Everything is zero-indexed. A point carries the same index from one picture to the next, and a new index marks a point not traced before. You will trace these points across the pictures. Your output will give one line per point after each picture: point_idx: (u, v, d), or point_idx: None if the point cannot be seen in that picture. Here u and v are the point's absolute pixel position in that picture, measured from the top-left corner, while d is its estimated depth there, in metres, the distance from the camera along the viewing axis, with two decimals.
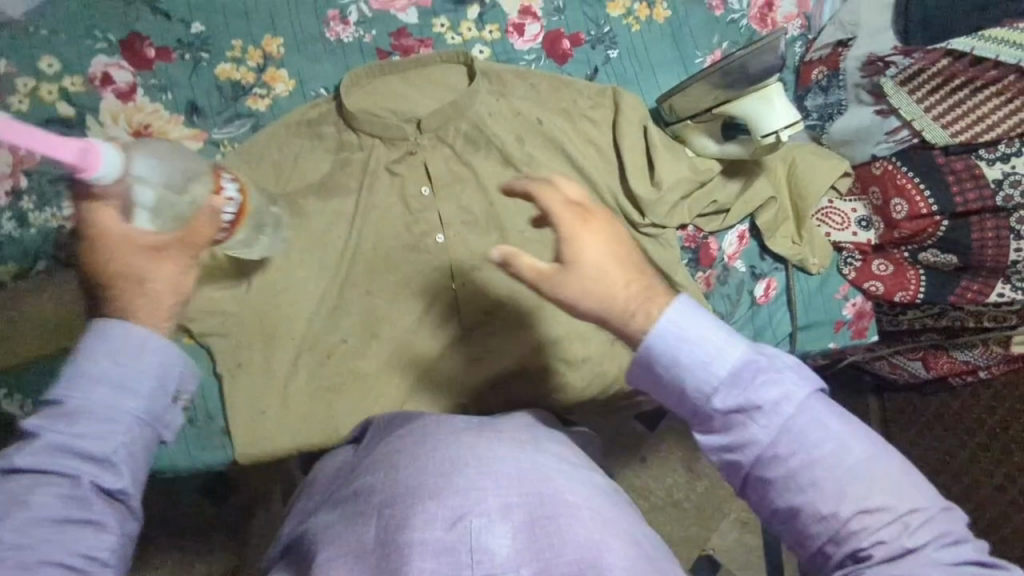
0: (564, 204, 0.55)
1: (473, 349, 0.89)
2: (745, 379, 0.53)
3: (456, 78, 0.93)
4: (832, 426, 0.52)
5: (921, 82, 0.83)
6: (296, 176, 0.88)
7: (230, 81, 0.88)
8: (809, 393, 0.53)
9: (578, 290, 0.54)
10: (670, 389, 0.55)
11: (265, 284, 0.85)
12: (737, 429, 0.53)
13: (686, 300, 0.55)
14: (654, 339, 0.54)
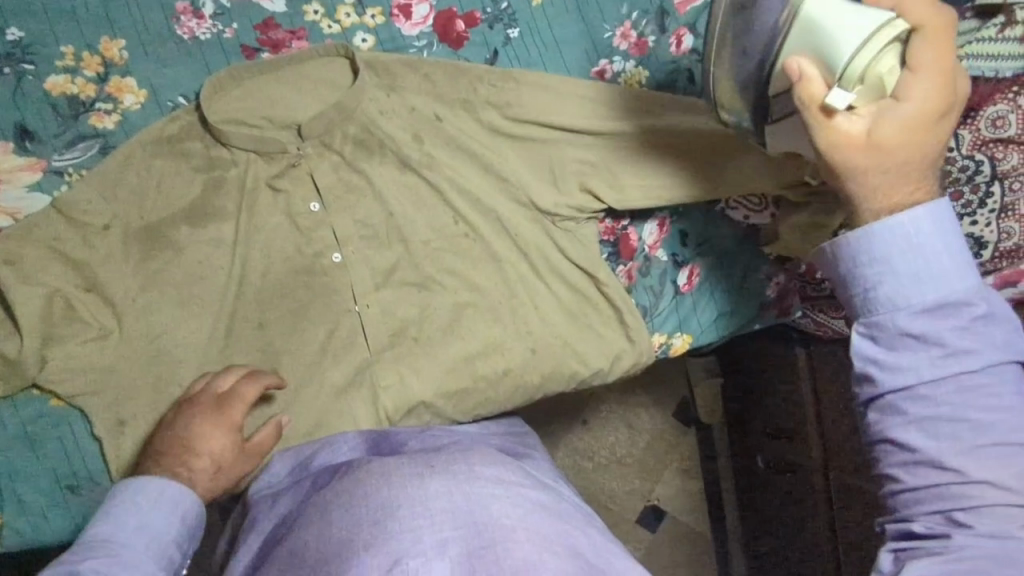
0: (939, 72, 0.53)
1: (385, 374, 0.83)
2: (932, 312, 0.52)
3: (339, 73, 0.82)
4: (1002, 392, 0.51)
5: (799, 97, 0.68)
6: (163, 201, 0.77)
7: (66, 97, 0.75)
8: (995, 350, 0.51)
9: (858, 154, 0.54)
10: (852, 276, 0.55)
11: (139, 330, 0.76)
12: (901, 353, 0.52)
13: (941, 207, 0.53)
14: (885, 229, 0.53)
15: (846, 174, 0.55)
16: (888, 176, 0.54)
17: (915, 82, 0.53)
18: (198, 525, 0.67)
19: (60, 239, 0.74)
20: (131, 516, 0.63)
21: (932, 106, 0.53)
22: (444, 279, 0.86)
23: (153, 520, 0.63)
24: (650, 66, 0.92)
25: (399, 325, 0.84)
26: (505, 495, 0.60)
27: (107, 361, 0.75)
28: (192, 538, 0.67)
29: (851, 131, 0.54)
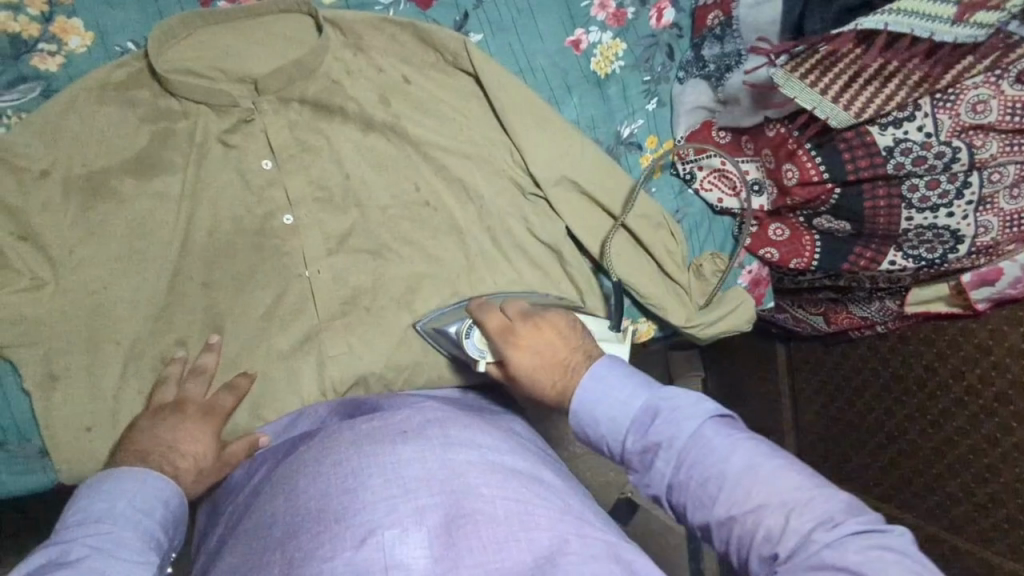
0: (500, 326, 0.73)
1: (334, 343, 0.80)
2: (641, 431, 0.60)
3: (300, 29, 0.79)
4: (725, 455, 0.55)
5: (809, 65, 0.70)
6: (106, 150, 0.74)
7: (7, 35, 0.72)
8: (691, 427, 0.58)
9: (529, 361, 0.69)
10: (608, 423, 0.62)
11: (74, 283, 0.73)
12: (648, 468, 0.59)
13: (607, 362, 0.65)
14: (586, 394, 0.63)
15: (531, 349, 0.70)
16: (535, 355, 0.69)
17: (492, 323, 0.73)
18: (181, 514, 0.63)
19: None
20: (114, 497, 0.58)
21: (508, 345, 0.71)
22: (401, 247, 0.82)
23: (137, 499, 0.59)
24: (628, 38, 0.89)
25: (351, 293, 0.81)
26: (481, 459, 0.59)
27: (40, 314, 0.72)
28: (176, 530, 0.62)
29: (501, 332, 0.72)
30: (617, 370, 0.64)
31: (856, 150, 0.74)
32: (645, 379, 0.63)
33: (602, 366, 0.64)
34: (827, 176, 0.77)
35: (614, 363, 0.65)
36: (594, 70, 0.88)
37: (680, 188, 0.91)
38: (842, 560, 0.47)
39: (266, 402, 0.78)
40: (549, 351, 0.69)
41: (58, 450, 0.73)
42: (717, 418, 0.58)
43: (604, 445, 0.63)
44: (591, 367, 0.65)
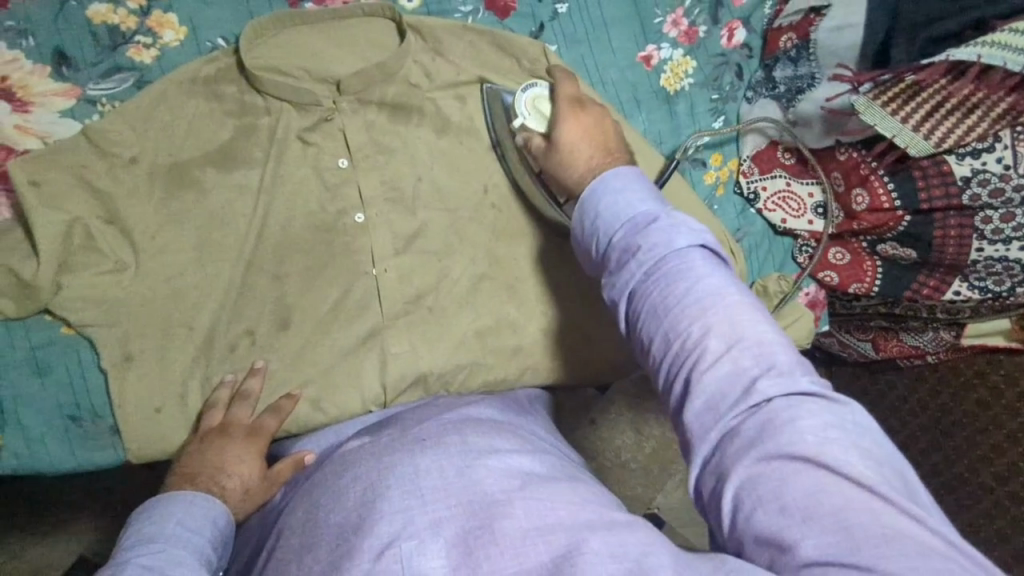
0: (569, 95, 0.76)
1: (396, 341, 0.81)
2: (632, 231, 0.59)
3: (382, 33, 0.81)
4: (704, 287, 0.54)
5: (894, 92, 0.69)
6: (191, 141, 0.76)
7: (107, 27, 0.75)
8: (682, 251, 0.56)
9: (575, 130, 0.72)
10: (608, 216, 0.62)
11: (154, 268, 0.75)
12: (622, 269, 0.59)
13: (625, 173, 0.64)
14: (597, 185, 0.63)
15: (578, 129, 0.72)
16: (582, 136, 0.72)
17: (565, 90, 0.76)
18: (231, 530, 0.68)
19: (87, 168, 0.73)
20: (163, 520, 0.63)
21: (569, 110, 0.74)
22: (466, 249, 0.84)
23: (190, 517, 0.64)
24: (698, 55, 0.90)
25: (415, 293, 0.82)
26: (501, 466, 0.58)
27: (119, 296, 0.74)
28: (223, 548, 0.65)
29: (567, 102, 0.75)
30: (634, 179, 0.63)
31: (931, 179, 0.74)
32: (650, 191, 0.62)
33: (627, 173, 0.64)
34: (898, 203, 0.77)
35: (636, 175, 0.64)
36: (664, 86, 0.89)
37: (742, 207, 0.92)
38: (798, 440, 0.47)
39: (326, 395, 0.79)
40: (597, 132, 0.72)
41: (129, 429, 0.75)
42: (707, 251, 0.57)
43: (593, 238, 0.63)
44: (615, 172, 0.64)
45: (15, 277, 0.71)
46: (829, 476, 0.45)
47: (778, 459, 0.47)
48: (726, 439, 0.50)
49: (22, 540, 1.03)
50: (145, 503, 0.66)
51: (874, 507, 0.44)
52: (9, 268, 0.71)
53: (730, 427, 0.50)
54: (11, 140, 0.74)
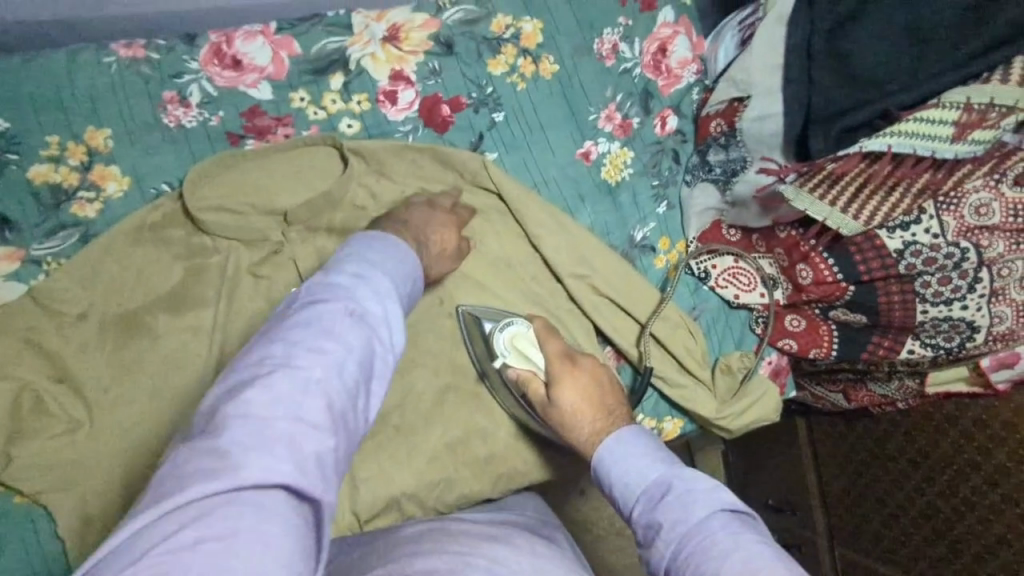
0: (558, 354, 0.77)
1: (364, 465, 0.80)
2: (651, 504, 0.59)
3: (326, 161, 0.82)
4: (733, 554, 0.52)
5: (817, 179, 0.74)
6: (142, 290, 0.76)
7: (48, 186, 0.75)
8: (700, 516, 0.55)
9: (572, 394, 0.72)
10: (621, 488, 0.62)
11: (110, 424, 0.73)
12: (652, 547, 0.58)
13: (632, 434, 0.65)
14: (605, 456, 0.64)
15: (573, 397, 0.72)
16: (581, 400, 0.72)
17: (551, 347, 0.78)
18: (417, 273, 0.68)
19: (36, 331, 0.73)
20: (381, 254, 0.64)
21: (563, 370, 0.75)
22: (428, 361, 0.84)
23: (393, 273, 0.63)
24: (635, 146, 0.94)
25: (380, 412, 0.82)
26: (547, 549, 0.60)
27: (74, 457, 0.72)
28: (410, 286, 0.66)
29: (558, 359, 0.76)
30: (647, 441, 0.64)
31: (867, 252, 0.77)
32: (667, 453, 0.63)
33: (629, 435, 0.64)
34: (840, 275, 0.79)
35: (636, 436, 0.64)
36: (605, 178, 0.92)
37: (695, 286, 0.93)
38: None
39: None
40: (593, 394, 0.72)
41: None
42: (732, 514, 0.56)
43: (619, 509, 0.63)
44: (616, 437, 0.65)
45: None
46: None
47: None
48: None
49: None
50: (347, 243, 0.65)
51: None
52: None
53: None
54: None
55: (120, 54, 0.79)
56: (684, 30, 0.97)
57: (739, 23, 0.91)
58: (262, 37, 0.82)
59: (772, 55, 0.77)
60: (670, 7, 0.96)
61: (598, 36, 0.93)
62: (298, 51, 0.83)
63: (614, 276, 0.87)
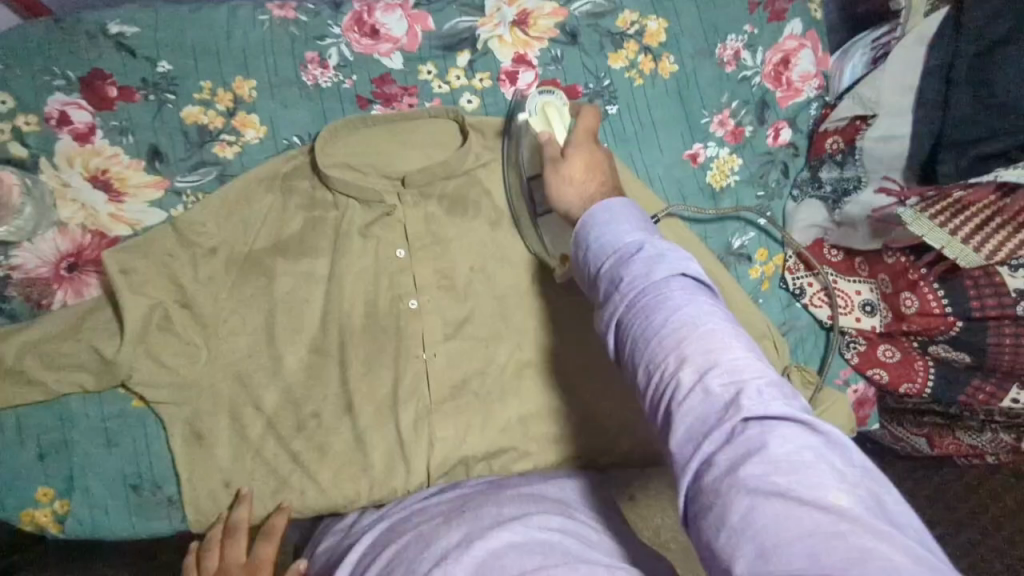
0: (583, 138, 0.72)
1: (442, 426, 0.83)
2: (616, 263, 0.51)
3: (444, 132, 0.86)
4: (687, 312, 0.46)
5: (941, 207, 0.71)
6: (265, 233, 0.82)
7: (197, 126, 0.82)
8: (664, 271, 0.48)
9: (582, 164, 0.69)
10: (592, 249, 0.54)
11: (225, 350, 0.80)
12: (604, 305, 0.51)
13: (616, 202, 0.56)
14: (589, 214, 0.56)
15: (580, 166, 0.68)
16: (588, 170, 0.68)
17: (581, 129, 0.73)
18: None
19: (173, 257, 0.78)
20: None
21: (580, 142, 0.71)
22: (514, 337, 0.86)
23: None
24: (745, 154, 0.93)
25: (461, 378, 0.85)
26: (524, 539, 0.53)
27: (191, 375, 0.79)
28: None
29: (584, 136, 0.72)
30: (624, 206, 0.55)
31: (982, 287, 0.74)
32: (643, 219, 0.55)
33: (615, 204, 0.55)
34: (948, 308, 0.77)
35: (621, 207, 0.55)
36: (710, 183, 0.92)
37: (788, 302, 0.92)
38: (786, 459, 0.39)
39: (366, 476, 0.82)
40: (599, 163, 0.69)
41: (195, 501, 0.79)
42: (696, 277, 0.49)
43: (583, 270, 0.56)
44: (601, 207, 0.56)
45: (98, 354, 0.75)
46: (806, 512, 0.37)
47: (749, 473, 0.39)
48: (708, 460, 0.41)
49: None
50: None
51: (850, 538, 0.35)
52: (93, 346, 0.75)
53: (706, 462, 0.41)
54: (104, 226, 0.81)
55: (273, 14, 0.85)
56: (811, 43, 0.95)
57: (872, 41, 0.89)
58: (400, 10, 0.87)
59: (903, 75, 0.76)
60: (800, 19, 0.94)
61: (722, 41, 0.93)
62: (431, 26, 0.88)
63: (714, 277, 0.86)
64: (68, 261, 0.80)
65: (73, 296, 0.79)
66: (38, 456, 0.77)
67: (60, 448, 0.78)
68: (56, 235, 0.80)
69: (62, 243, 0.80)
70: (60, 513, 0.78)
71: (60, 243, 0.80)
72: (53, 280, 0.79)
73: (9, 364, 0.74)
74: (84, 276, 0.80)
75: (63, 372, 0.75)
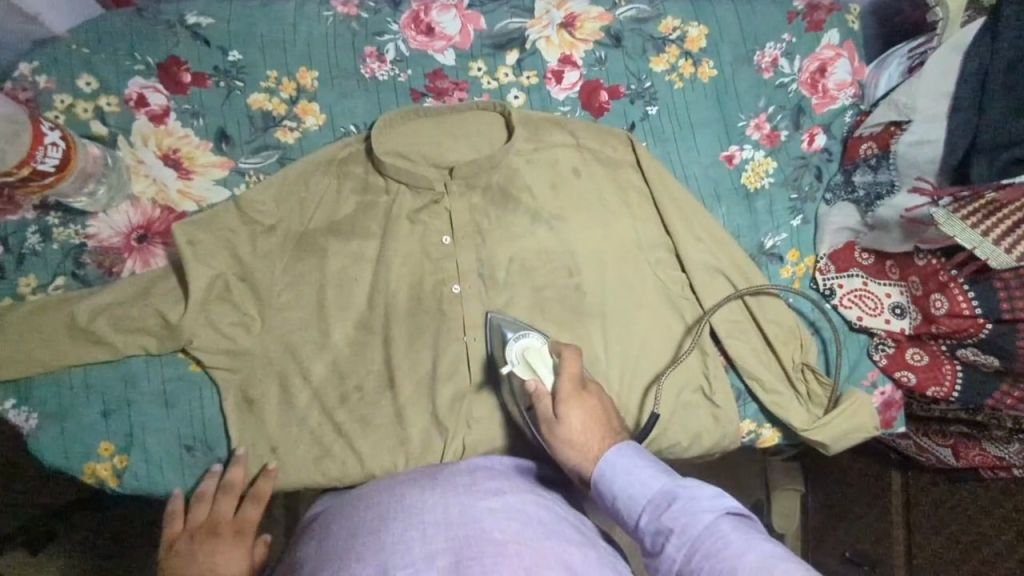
0: (573, 377, 0.74)
1: (479, 405, 0.85)
2: (661, 511, 0.59)
3: (491, 126, 0.90)
4: (742, 550, 0.54)
5: (975, 208, 0.72)
6: (320, 214, 0.87)
7: (262, 112, 0.88)
8: (706, 518, 0.57)
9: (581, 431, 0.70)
10: (625, 500, 0.62)
11: (276, 322, 0.84)
12: (660, 552, 0.59)
13: (627, 451, 0.65)
14: (608, 470, 0.65)
15: (576, 423, 0.70)
16: (582, 419, 0.70)
17: (569, 370, 0.74)
18: None
19: (234, 233, 0.83)
20: None
21: (570, 391, 0.73)
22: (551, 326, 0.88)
23: None
24: (779, 157, 0.96)
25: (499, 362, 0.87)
26: (500, 507, 0.61)
27: (245, 345, 0.83)
28: None
29: (572, 382, 0.74)
30: (647, 457, 0.64)
31: (1012, 287, 0.76)
32: (667, 468, 0.63)
33: (629, 450, 0.65)
34: (979, 310, 0.78)
35: (638, 456, 0.64)
36: (745, 183, 0.95)
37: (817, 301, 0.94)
38: None
39: (405, 450, 0.84)
40: (597, 416, 0.71)
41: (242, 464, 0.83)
42: (732, 509, 0.58)
43: (624, 521, 0.63)
44: (614, 453, 0.65)
45: (163, 318, 0.80)
46: None
47: None
48: None
49: (103, 560, 1.07)
50: None
51: None
52: (160, 310, 0.80)
53: None
54: (173, 202, 0.86)
55: (337, 10, 0.91)
56: (847, 53, 0.98)
57: (908, 51, 0.91)
58: (455, 10, 0.92)
59: (940, 81, 0.79)
60: (836, 30, 0.98)
61: (760, 49, 0.97)
62: (483, 26, 0.93)
63: (740, 275, 0.89)
64: (138, 233, 0.85)
65: (140, 265, 0.85)
66: (101, 413, 0.82)
67: (121, 406, 0.83)
68: (129, 207, 0.85)
69: (133, 216, 0.85)
70: (118, 467, 0.82)
71: (132, 215, 0.85)
72: (124, 249, 0.85)
73: (80, 323, 0.79)
74: (151, 247, 0.85)
75: (128, 333, 0.80)
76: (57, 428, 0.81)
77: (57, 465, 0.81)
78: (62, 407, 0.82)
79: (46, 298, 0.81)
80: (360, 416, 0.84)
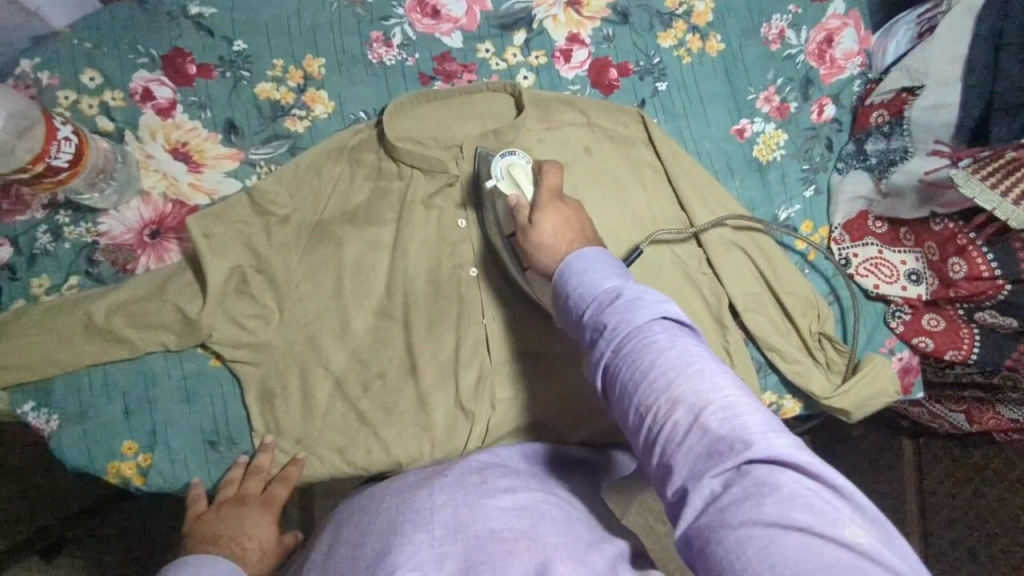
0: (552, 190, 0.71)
1: (502, 387, 0.85)
2: (603, 307, 0.53)
3: (503, 106, 0.90)
4: (676, 353, 0.49)
5: (994, 168, 0.72)
6: (333, 202, 0.86)
7: (269, 101, 0.87)
8: (648, 317, 0.51)
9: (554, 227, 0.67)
10: (574, 296, 0.56)
11: (294, 313, 0.83)
12: (591, 351, 0.53)
13: (589, 253, 0.58)
14: (567, 267, 0.58)
15: (548, 226, 0.67)
16: (558, 224, 0.67)
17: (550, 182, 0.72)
18: None
19: (247, 224, 0.83)
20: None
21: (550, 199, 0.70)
22: None
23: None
24: (790, 129, 0.96)
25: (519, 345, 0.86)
26: (512, 506, 0.59)
27: (264, 337, 0.82)
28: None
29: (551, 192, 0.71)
30: (605, 261, 0.58)
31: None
32: (625, 272, 0.57)
33: (591, 253, 0.58)
34: (998, 271, 0.78)
35: (598, 257, 0.58)
36: (757, 157, 0.95)
37: (833, 272, 0.94)
38: (790, 505, 0.42)
39: (430, 436, 0.83)
40: (574, 221, 0.67)
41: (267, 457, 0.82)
42: (678, 320, 0.52)
43: (568, 319, 0.58)
44: (578, 255, 0.59)
45: (182, 313, 0.79)
46: (827, 550, 0.40)
47: (759, 511, 0.42)
48: (709, 487, 0.44)
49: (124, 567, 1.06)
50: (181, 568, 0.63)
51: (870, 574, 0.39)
52: (178, 305, 0.79)
53: (712, 500, 0.44)
54: (184, 196, 0.85)
55: None
56: (854, 23, 0.98)
57: (916, 17, 0.91)
58: None
59: (954, 45, 0.80)
60: None
61: (767, 21, 0.97)
62: (489, 7, 0.92)
63: (757, 249, 0.89)
64: (150, 228, 0.84)
65: (155, 261, 0.83)
66: (122, 411, 0.81)
67: (142, 404, 0.82)
68: (140, 203, 0.84)
69: (144, 211, 0.84)
70: (142, 466, 0.81)
71: (143, 211, 0.84)
72: (137, 246, 0.83)
73: (97, 321, 0.78)
74: (164, 243, 0.84)
75: (147, 330, 0.79)
76: (79, 429, 0.81)
77: (79, 466, 0.80)
78: (82, 408, 0.81)
79: (60, 299, 0.80)
80: (383, 404, 0.84)
